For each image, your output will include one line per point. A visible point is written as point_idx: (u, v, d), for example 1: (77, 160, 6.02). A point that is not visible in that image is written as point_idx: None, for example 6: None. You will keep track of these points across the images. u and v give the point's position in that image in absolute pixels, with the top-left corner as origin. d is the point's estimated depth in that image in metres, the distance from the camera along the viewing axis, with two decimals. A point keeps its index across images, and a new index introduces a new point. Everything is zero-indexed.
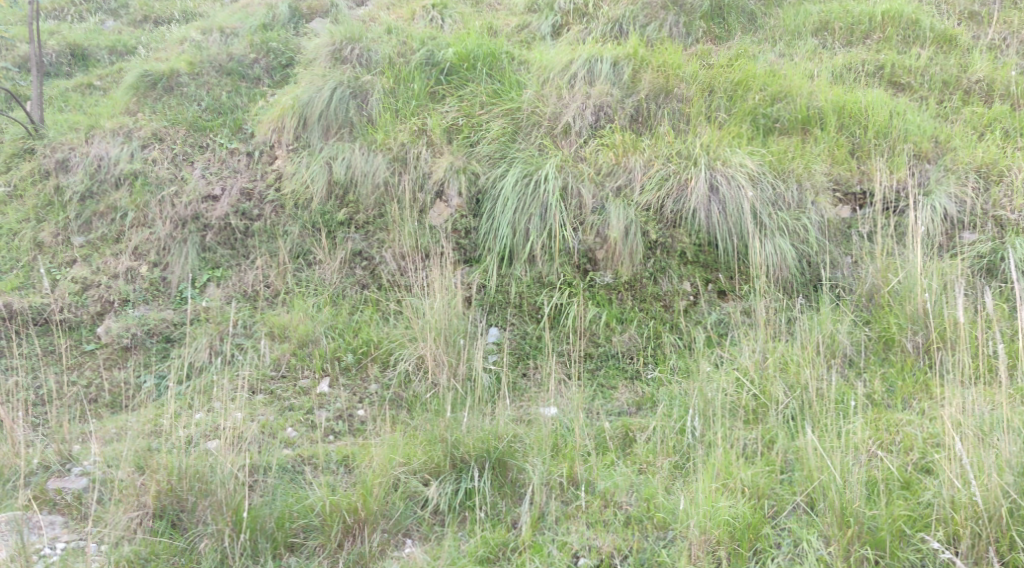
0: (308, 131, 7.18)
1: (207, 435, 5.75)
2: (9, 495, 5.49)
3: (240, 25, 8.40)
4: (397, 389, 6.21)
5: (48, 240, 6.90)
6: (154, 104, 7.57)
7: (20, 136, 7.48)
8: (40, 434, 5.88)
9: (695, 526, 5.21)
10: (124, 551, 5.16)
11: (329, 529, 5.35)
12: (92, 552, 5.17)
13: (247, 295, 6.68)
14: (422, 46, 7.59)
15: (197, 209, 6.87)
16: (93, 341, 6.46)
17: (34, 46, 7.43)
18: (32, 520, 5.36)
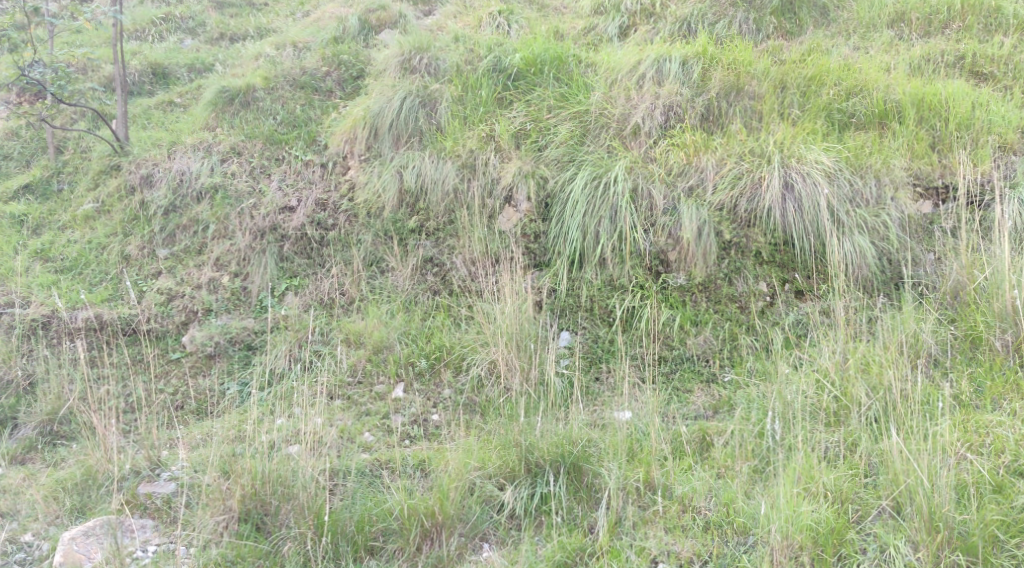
0: (379, 140, 7.30)
1: (288, 439, 5.87)
2: (103, 500, 5.68)
3: (313, 39, 8.59)
4: (470, 394, 6.27)
5: (135, 253, 7.14)
6: (231, 119, 7.79)
7: (107, 154, 7.75)
8: (130, 440, 6.05)
9: (777, 531, 5.10)
10: (212, 554, 5.33)
11: (408, 533, 5.40)
12: (181, 554, 5.35)
13: (323, 302, 6.81)
14: (490, 53, 7.65)
15: (274, 220, 7.05)
16: (178, 350, 6.66)
17: (118, 68, 7.72)
18: (125, 523, 5.54)
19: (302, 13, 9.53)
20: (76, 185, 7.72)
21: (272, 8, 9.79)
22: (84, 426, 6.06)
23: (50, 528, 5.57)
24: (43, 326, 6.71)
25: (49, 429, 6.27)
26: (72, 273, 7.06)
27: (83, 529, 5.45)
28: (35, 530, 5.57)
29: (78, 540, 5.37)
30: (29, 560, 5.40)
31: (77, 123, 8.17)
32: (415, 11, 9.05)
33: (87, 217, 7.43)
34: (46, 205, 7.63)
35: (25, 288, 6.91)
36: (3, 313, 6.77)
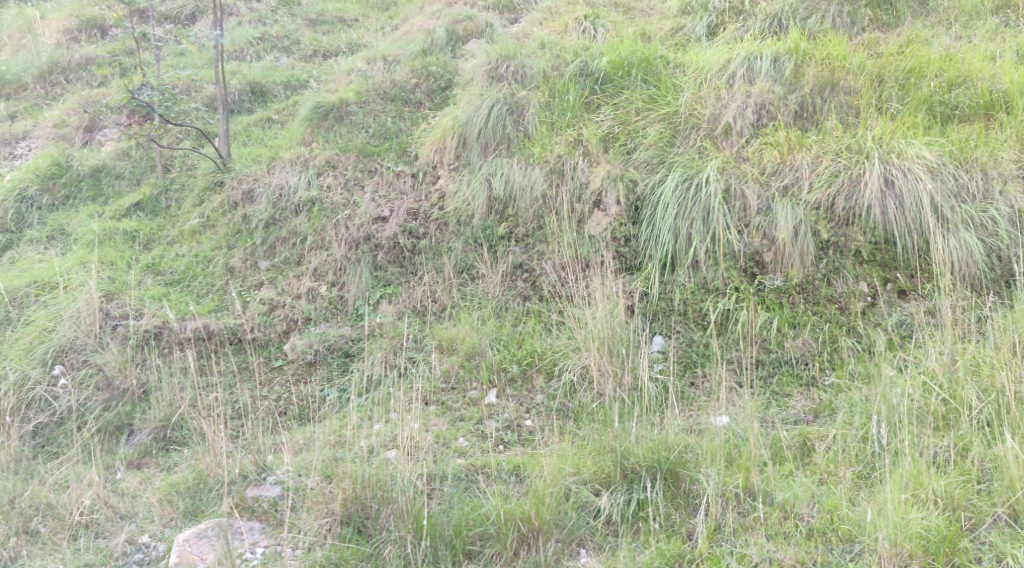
0: (468, 149, 7.38)
1: (386, 444, 6.01)
2: (214, 503, 5.89)
3: (402, 52, 8.74)
4: (562, 399, 6.29)
5: (238, 266, 7.37)
6: (326, 134, 8.00)
7: (210, 171, 7.99)
8: (239, 446, 6.22)
9: (885, 539, 5.01)
10: (317, 555, 5.47)
11: (505, 537, 5.44)
12: (287, 556, 5.49)
13: (416, 310, 6.92)
14: (576, 57, 7.65)
15: (368, 230, 7.22)
16: (280, 357, 6.86)
17: (220, 87, 8.03)
18: (235, 526, 5.73)
19: (392, 28, 9.74)
20: (183, 201, 7.93)
21: (363, 24, 10.01)
22: (195, 432, 6.32)
23: (165, 531, 5.78)
24: (155, 337, 6.97)
25: (163, 435, 6.52)
26: (181, 286, 7.32)
27: (196, 531, 5.65)
28: (152, 531, 5.77)
29: (192, 542, 5.58)
30: (147, 560, 5.62)
31: (183, 142, 8.39)
32: (501, 19, 9.13)
33: (193, 231, 7.67)
34: (155, 221, 7.85)
35: (138, 301, 7.17)
36: (118, 325, 7.02)
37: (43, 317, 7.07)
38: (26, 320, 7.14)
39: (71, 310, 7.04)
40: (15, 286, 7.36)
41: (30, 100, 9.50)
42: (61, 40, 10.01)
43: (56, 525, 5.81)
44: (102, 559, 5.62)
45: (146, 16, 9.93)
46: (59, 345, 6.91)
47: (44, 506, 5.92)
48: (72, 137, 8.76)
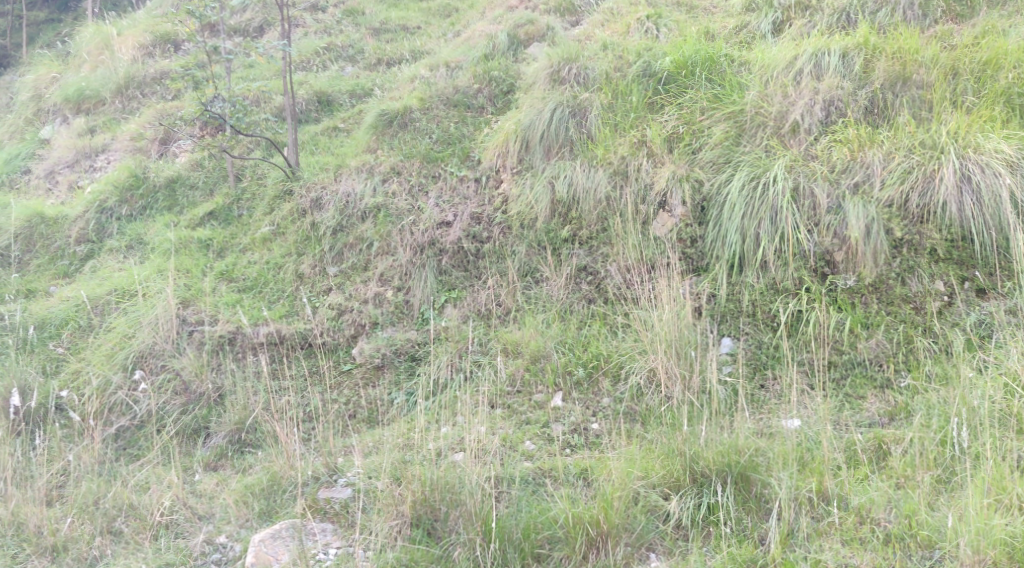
0: (531, 153, 7.39)
1: (453, 447, 6.05)
2: (288, 503, 5.98)
3: (464, 58, 8.81)
4: (629, 402, 6.27)
5: (308, 271, 7.47)
6: (391, 141, 8.09)
7: (280, 180, 8.14)
8: (311, 449, 6.33)
9: (967, 546, 4.91)
10: (388, 557, 5.45)
11: (574, 541, 5.42)
12: (358, 557, 5.47)
13: (481, 314, 6.96)
14: (639, 58, 7.61)
15: (432, 235, 7.27)
16: (349, 361, 6.94)
17: (288, 97, 8.19)
18: (307, 527, 5.74)
19: (454, 35, 9.85)
20: (254, 210, 8.10)
21: (425, 31, 10.14)
22: (268, 435, 6.43)
23: (241, 531, 5.87)
24: (230, 342, 7.12)
25: (237, 438, 6.65)
26: (253, 292, 7.46)
27: (271, 531, 5.73)
28: (228, 531, 5.87)
29: (266, 542, 5.66)
30: (224, 560, 5.72)
31: (253, 152, 8.57)
32: (562, 22, 9.14)
33: (264, 239, 7.81)
34: (228, 229, 8.02)
35: (212, 307, 7.33)
36: (194, 331, 7.20)
37: (123, 324, 7.29)
38: (108, 327, 7.36)
39: (150, 317, 7.22)
40: (98, 294, 7.63)
41: (109, 114, 9.79)
42: (137, 56, 10.33)
43: (139, 525, 5.95)
44: (182, 558, 5.74)
45: (216, 30, 10.18)
46: (139, 351, 7.10)
47: (128, 507, 6.05)
48: (149, 150, 9.02)
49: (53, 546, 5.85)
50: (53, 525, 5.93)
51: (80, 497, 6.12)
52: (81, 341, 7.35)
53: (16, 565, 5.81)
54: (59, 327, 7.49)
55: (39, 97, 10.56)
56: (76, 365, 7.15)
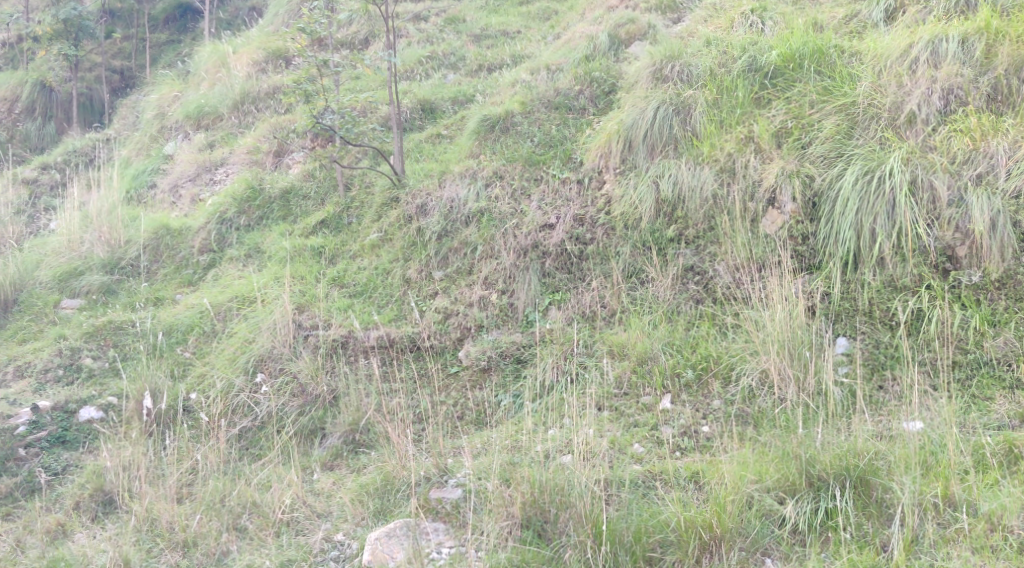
0: (634, 153, 7.31)
1: (561, 450, 6.01)
2: (403, 503, 6.07)
3: (565, 60, 8.79)
4: (741, 405, 6.14)
5: (414, 276, 7.57)
6: (493, 145, 8.15)
7: (387, 187, 8.28)
8: (422, 450, 6.39)
9: None
10: (500, 556, 5.47)
11: (686, 545, 5.33)
12: (471, 557, 5.51)
13: (586, 315, 6.92)
14: (744, 52, 7.49)
15: (536, 238, 7.28)
16: (455, 363, 6.98)
17: (393, 106, 8.33)
18: (420, 527, 5.84)
19: (554, 38, 9.89)
20: (363, 217, 8.26)
21: (525, 35, 10.21)
22: (381, 436, 6.54)
23: (358, 529, 6.00)
24: (342, 345, 7.24)
25: (351, 438, 6.77)
26: (363, 297, 7.58)
27: (386, 530, 5.83)
28: (345, 530, 6.01)
29: (382, 540, 5.75)
30: (342, 557, 5.83)
31: (361, 161, 8.77)
32: (663, 20, 9.06)
33: (373, 246, 7.96)
34: (339, 237, 8.19)
35: (325, 312, 7.46)
36: (309, 335, 7.33)
37: (244, 329, 7.51)
38: (230, 333, 7.61)
39: (268, 322, 7.39)
40: (220, 302, 7.90)
41: (227, 129, 10.19)
42: (251, 72, 10.68)
43: (262, 523, 6.09)
44: (302, 555, 5.85)
45: (325, 45, 10.44)
46: (259, 355, 7.26)
47: (251, 505, 6.20)
48: (265, 162, 9.34)
49: (185, 542, 6.01)
50: (184, 521, 6.10)
51: (207, 495, 6.24)
52: (206, 346, 7.62)
53: (150, 560, 5.96)
54: (185, 333, 7.78)
55: (163, 115, 10.98)
56: (202, 368, 7.40)
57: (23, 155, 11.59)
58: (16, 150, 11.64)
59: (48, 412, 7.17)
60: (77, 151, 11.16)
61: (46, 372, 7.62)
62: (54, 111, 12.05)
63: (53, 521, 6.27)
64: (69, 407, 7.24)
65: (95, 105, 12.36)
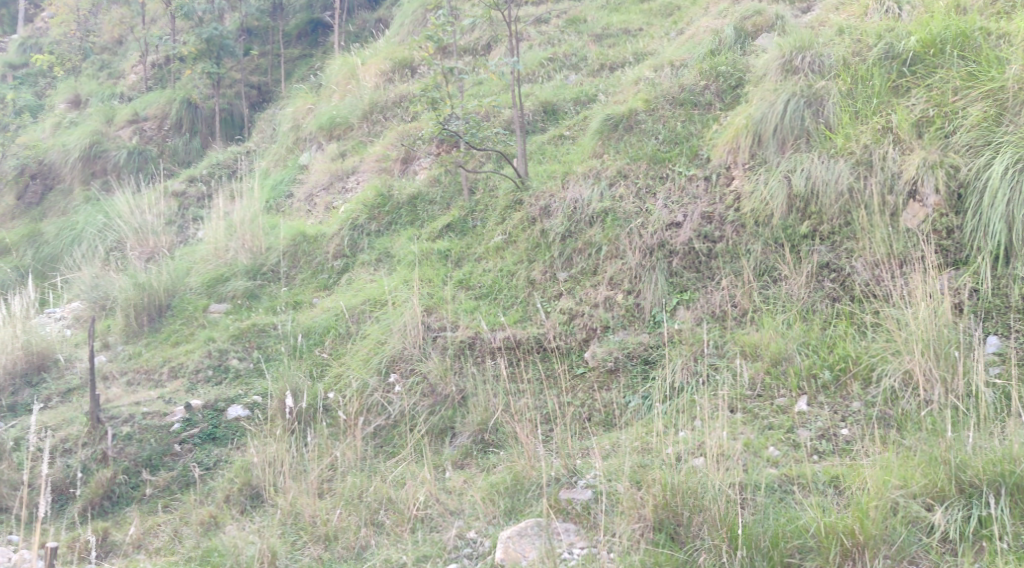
0: (764, 147, 7.12)
1: (693, 452, 5.83)
2: (533, 503, 6.03)
3: (690, 56, 8.66)
4: (882, 407, 5.86)
5: (539, 277, 7.52)
6: (617, 145, 8.04)
7: (511, 191, 8.28)
8: (549, 450, 6.33)
9: None
10: (634, 558, 5.35)
11: (827, 551, 5.12)
12: (603, 557, 5.43)
13: (716, 315, 6.73)
14: (880, 40, 7.21)
15: (662, 236, 7.12)
16: (582, 365, 6.89)
17: (516, 109, 8.35)
18: (551, 526, 5.75)
19: (677, 33, 9.68)
20: (487, 220, 8.27)
21: (647, 33, 10.02)
22: (510, 436, 6.52)
23: (489, 528, 5.97)
24: (470, 346, 7.25)
25: (480, 437, 6.75)
26: (489, 298, 7.58)
27: (516, 529, 5.78)
28: (478, 527, 5.99)
29: (513, 539, 5.71)
30: (475, 554, 5.81)
31: (485, 165, 8.74)
32: (792, 9, 8.89)
33: (497, 248, 7.95)
34: (464, 240, 8.23)
35: (453, 314, 7.50)
36: (437, 337, 7.37)
37: (377, 331, 7.61)
38: (363, 334, 7.72)
39: (399, 323, 7.46)
40: (353, 304, 8.04)
41: (357, 139, 10.37)
42: (378, 83, 10.87)
43: (398, 518, 6.13)
44: (437, 551, 5.85)
45: (449, 52, 10.55)
46: (391, 356, 7.33)
47: (387, 501, 6.26)
48: (393, 169, 9.53)
49: (326, 535, 6.07)
50: (325, 515, 6.16)
51: (347, 490, 6.33)
52: (342, 347, 7.73)
53: (295, 552, 6.03)
54: (322, 335, 7.90)
55: (298, 127, 11.23)
56: (339, 369, 7.49)
57: (172, 169, 12.09)
58: (166, 164, 12.15)
59: (199, 410, 7.39)
60: (221, 164, 11.51)
61: (197, 373, 7.88)
62: (199, 126, 12.56)
63: (206, 513, 6.50)
64: (218, 405, 7.44)
65: (236, 119, 12.87)
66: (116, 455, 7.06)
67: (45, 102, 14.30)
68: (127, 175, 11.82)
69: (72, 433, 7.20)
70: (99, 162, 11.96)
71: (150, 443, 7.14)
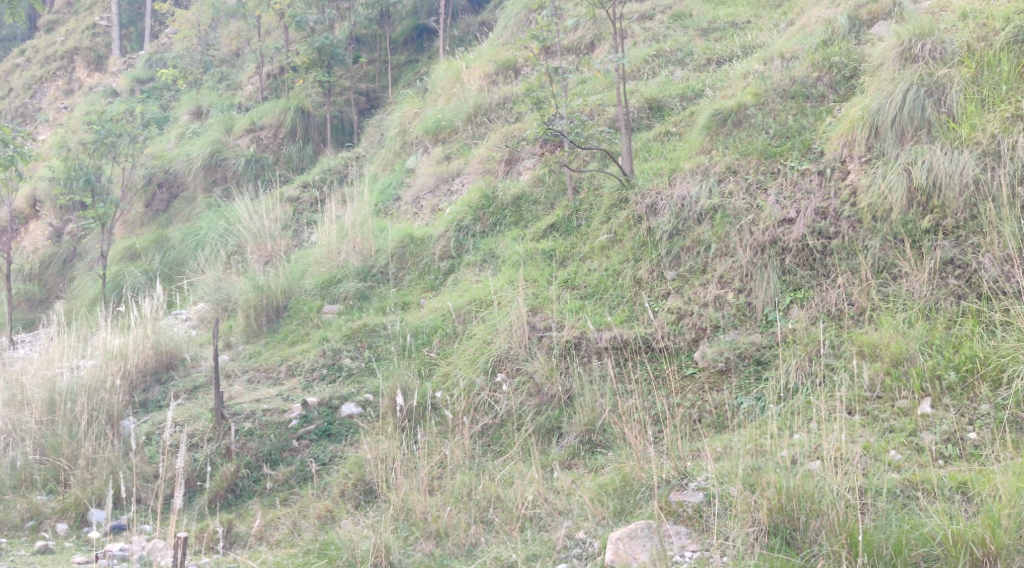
0: (881, 139, 6.93)
1: (809, 455, 5.62)
2: (643, 505, 5.91)
3: (800, 47, 8.40)
4: (1014, 410, 5.57)
5: (646, 277, 7.37)
6: (726, 140, 7.84)
7: (616, 189, 8.15)
8: (657, 451, 6.20)
9: None
10: (749, 563, 5.18)
11: (955, 560, 4.90)
12: (716, 561, 5.28)
13: (832, 314, 6.49)
14: (1008, 24, 6.99)
15: (774, 233, 6.91)
16: (691, 365, 6.73)
17: (621, 107, 8.26)
18: (662, 529, 5.62)
19: (787, 24, 9.38)
20: (592, 220, 8.15)
21: (756, 24, 9.73)
22: (618, 436, 6.41)
23: (599, 529, 5.84)
24: (576, 346, 7.14)
25: (588, 438, 6.65)
26: (595, 298, 7.47)
27: (626, 531, 5.65)
28: (587, 528, 5.85)
29: (624, 541, 5.58)
30: (585, 556, 5.68)
31: (589, 164, 8.69)
32: None
33: (603, 247, 7.83)
34: (569, 240, 8.14)
35: (558, 314, 7.42)
36: (543, 336, 7.30)
37: (483, 331, 7.58)
38: (470, 334, 7.71)
39: (505, 323, 7.43)
40: (460, 305, 8.04)
41: (462, 141, 10.37)
42: (483, 85, 10.85)
43: (507, 517, 6.07)
44: (547, 550, 5.75)
45: (553, 52, 10.48)
46: (497, 355, 7.29)
47: (496, 499, 6.20)
48: (497, 170, 9.49)
49: (437, 531, 6.04)
50: (436, 511, 6.12)
51: (456, 487, 6.26)
52: (449, 346, 7.74)
53: (408, 547, 6.02)
54: (430, 334, 7.93)
55: (405, 132, 11.32)
56: (446, 368, 7.48)
57: (287, 176, 12.26)
58: (281, 171, 12.37)
59: (315, 407, 7.45)
60: (332, 169, 11.69)
61: (312, 372, 7.95)
62: (312, 133, 12.60)
63: (324, 507, 6.53)
64: (333, 402, 7.49)
65: (346, 125, 12.82)
66: (238, 449, 7.13)
67: (170, 114, 14.80)
68: (246, 182, 12.11)
69: (198, 428, 7.29)
70: (219, 170, 12.39)
71: (269, 439, 7.19)
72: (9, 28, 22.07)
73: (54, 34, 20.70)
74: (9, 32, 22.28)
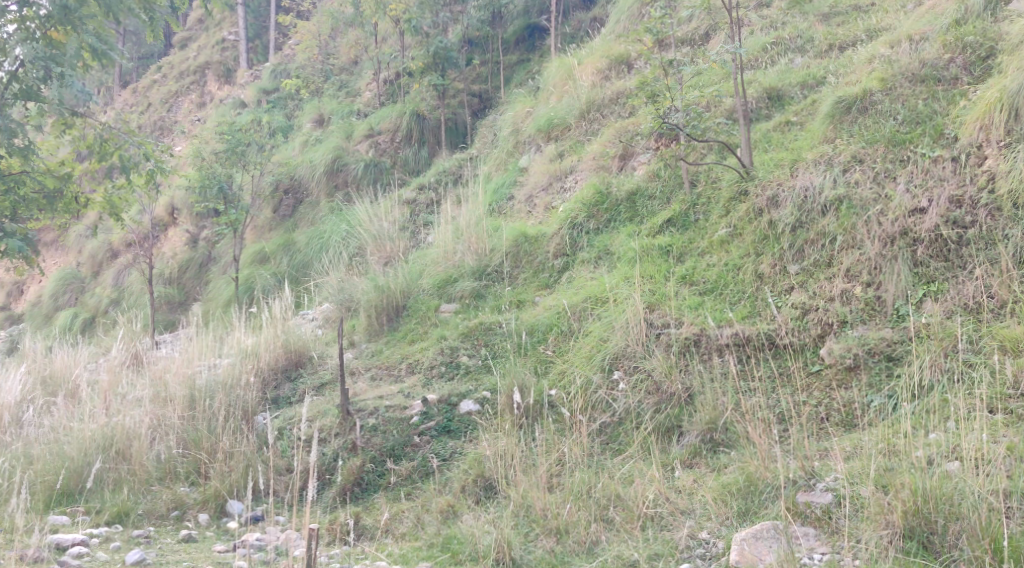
0: (1022, 122, 6.60)
1: (946, 456, 5.33)
2: (768, 506, 5.71)
3: (930, 29, 8.03)
4: None
5: (767, 271, 7.14)
6: (850, 128, 7.54)
7: (735, 181, 7.92)
8: (784, 451, 5.96)
9: None
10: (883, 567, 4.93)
11: None
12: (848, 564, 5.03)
13: (969, 307, 6.20)
14: None
15: (904, 224, 6.65)
16: (817, 362, 6.48)
17: (739, 98, 8.04)
18: (790, 529, 5.39)
19: (915, 4, 8.94)
20: (711, 214, 7.95)
21: (880, 7, 9.33)
22: (742, 435, 6.20)
23: (722, 529, 5.70)
24: (695, 344, 6.97)
25: (709, 437, 6.45)
26: (715, 294, 7.27)
27: (752, 531, 5.48)
28: (711, 528, 5.71)
29: (749, 542, 5.42)
30: (709, 556, 5.55)
31: (706, 156, 8.47)
32: None
33: (722, 241, 7.61)
34: (687, 235, 7.95)
35: (677, 311, 7.24)
36: (661, 333, 7.13)
37: (599, 329, 7.48)
38: (586, 332, 7.61)
39: (622, 320, 7.32)
40: (576, 302, 7.96)
41: (575, 138, 10.27)
42: (596, 81, 10.72)
43: (627, 515, 5.93)
44: (670, 550, 5.63)
45: (667, 45, 10.40)
46: (614, 353, 7.18)
47: (616, 497, 6.07)
48: (612, 166, 9.38)
49: (558, 529, 5.94)
50: (556, 509, 6.02)
51: (575, 485, 6.13)
52: (565, 344, 7.65)
53: (529, 543, 5.95)
54: (546, 332, 7.87)
55: (518, 131, 11.30)
56: (562, 367, 7.39)
57: (405, 178, 12.37)
58: (399, 174, 12.47)
59: (435, 404, 7.48)
60: (447, 170, 11.73)
61: (431, 369, 7.99)
62: (427, 136, 12.69)
63: (445, 502, 6.47)
64: (451, 400, 7.50)
65: (459, 127, 12.84)
66: (364, 445, 7.19)
67: (294, 121, 15.18)
68: (366, 186, 12.29)
69: (326, 424, 7.41)
70: (341, 175, 12.58)
71: (392, 435, 7.24)
72: (147, 47, 23.10)
73: (187, 50, 21.51)
74: (147, 52, 23.39)
